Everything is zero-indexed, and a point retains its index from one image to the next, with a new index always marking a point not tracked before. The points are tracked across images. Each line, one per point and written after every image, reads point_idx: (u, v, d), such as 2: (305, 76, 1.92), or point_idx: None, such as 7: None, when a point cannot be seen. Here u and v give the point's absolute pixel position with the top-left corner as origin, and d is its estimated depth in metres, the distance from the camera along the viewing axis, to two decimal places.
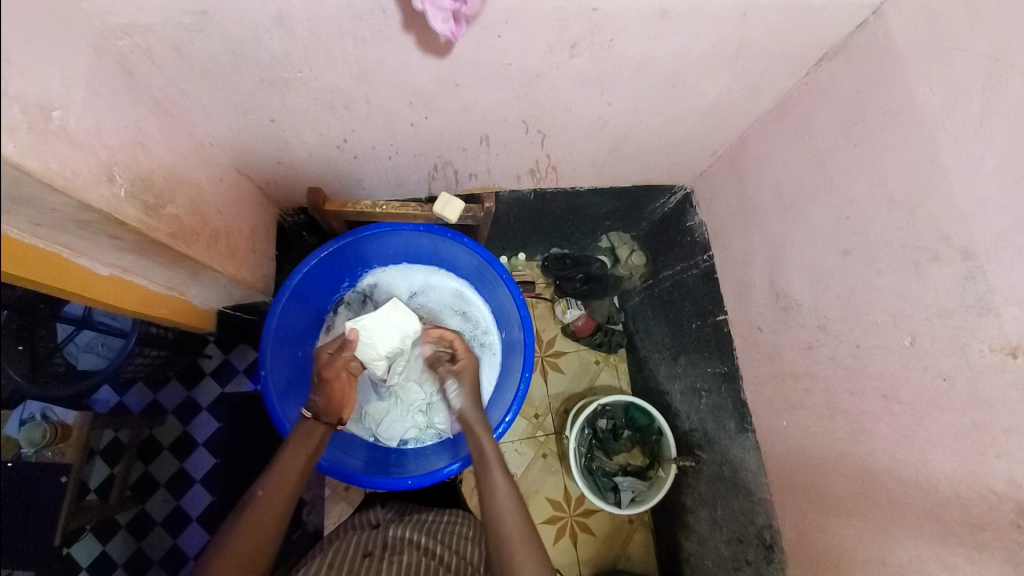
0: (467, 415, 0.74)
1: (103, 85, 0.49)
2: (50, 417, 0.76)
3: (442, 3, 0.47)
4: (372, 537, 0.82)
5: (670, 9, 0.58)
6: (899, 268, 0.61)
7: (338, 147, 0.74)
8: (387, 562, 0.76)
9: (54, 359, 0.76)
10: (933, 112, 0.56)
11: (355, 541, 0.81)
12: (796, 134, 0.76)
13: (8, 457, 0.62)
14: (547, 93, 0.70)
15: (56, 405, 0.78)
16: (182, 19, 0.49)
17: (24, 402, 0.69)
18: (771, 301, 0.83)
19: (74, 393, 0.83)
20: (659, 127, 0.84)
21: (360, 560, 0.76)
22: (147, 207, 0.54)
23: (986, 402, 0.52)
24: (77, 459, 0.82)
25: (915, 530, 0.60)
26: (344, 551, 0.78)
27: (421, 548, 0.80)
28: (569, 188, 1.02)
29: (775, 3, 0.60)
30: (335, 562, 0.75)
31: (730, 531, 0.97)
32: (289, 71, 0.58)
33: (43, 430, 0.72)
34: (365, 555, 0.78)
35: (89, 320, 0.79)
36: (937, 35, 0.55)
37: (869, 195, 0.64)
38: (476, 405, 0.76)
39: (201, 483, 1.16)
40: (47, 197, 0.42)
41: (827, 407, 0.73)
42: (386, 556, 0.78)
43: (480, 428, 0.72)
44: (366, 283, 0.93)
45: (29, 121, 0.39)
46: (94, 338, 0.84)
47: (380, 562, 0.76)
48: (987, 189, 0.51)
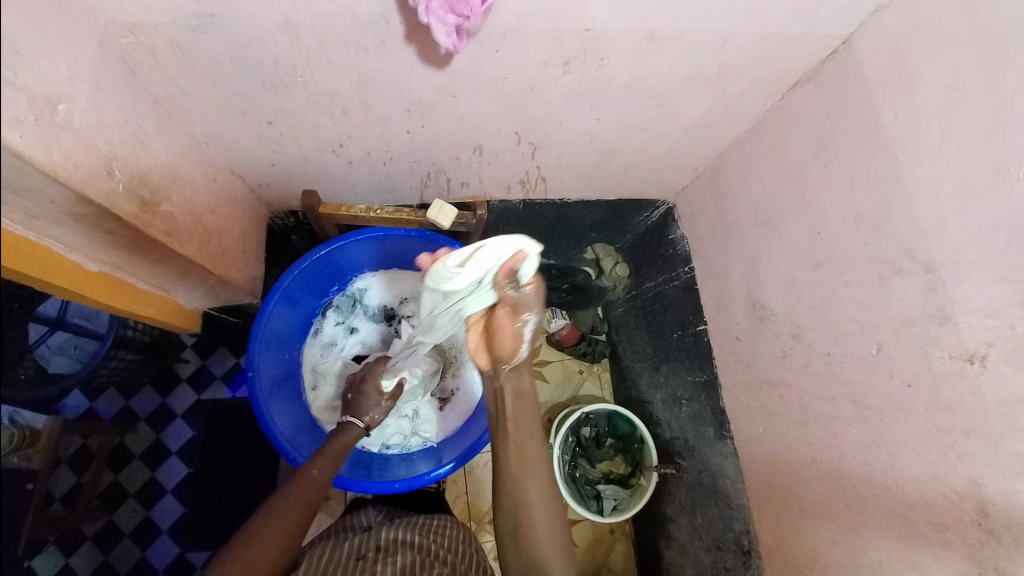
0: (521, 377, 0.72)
1: (106, 81, 0.49)
2: (17, 421, 0.68)
3: (446, 18, 0.49)
4: (364, 541, 0.81)
5: (658, 33, 0.61)
6: (866, 281, 0.65)
7: (333, 151, 0.75)
8: (382, 562, 0.75)
9: (23, 360, 0.70)
10: (897, 135, 0.60)
11: (346, 546, 0.79)
12: (772, 154, 0.81)
13: None
14: (540, 107, 0.73)
15: (23, 409, 0.71)
16: (189, 21, 0.50)
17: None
18: (748, 311, 0.87)
19: (47, 395, 0.78)
20: (645, 143, 0.87)
21: (354, 563, 0.75)
22: (143, 204, 0.54)
23: (948, 405, 0.56)
24: (43, 466, 0.76)
25: (884, 531, 0.63)
26: (336, 556, 0.76)
27: (416, 549, 0.79)
28: (556, 200, 1.05)
29: (753, 31, 0.64)
30: (327, 565, 0.73)
31: (709, 538, 0.99)
32: (291, 75, 0.60)
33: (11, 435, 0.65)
34: (358, 558, 0.76)
35: (63, 319, 0.77)
36: (900, 66, 0.60)
37: (838, 212, 0.69)
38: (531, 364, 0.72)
39: (172, 492, 1.15)
40: (46, 188, 0.42)
41: (801, 413, 0.77)
42: (381, 557, 0.76)
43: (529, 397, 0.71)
44: (355, 287, 0.94)
45: (35, 113, 0.39)
46: (67, 340, 0.81)
47: (375, 563, 0.75)
48: (946, 207, 0.55)
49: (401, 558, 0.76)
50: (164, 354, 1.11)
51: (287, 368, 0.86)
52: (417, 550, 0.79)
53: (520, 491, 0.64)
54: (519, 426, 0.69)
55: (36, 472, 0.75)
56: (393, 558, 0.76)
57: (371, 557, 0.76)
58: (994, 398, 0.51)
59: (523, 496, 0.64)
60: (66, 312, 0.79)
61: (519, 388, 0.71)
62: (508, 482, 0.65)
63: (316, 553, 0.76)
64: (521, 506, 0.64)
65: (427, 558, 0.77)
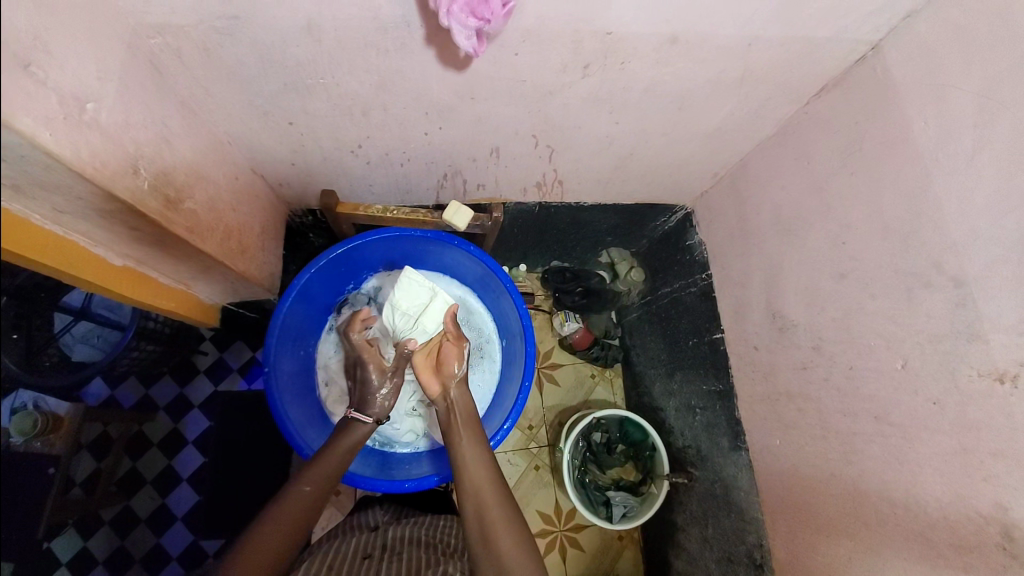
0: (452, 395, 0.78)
1: (134, 81, 0.50)
2: (42, 408, 0.71)
3: (467, 22, 0.49)
4: (371, 540, 0.81)
5: (680, 36, 0.60)
6: (892, 294, 0.63)
7: (352, 151, 0.76)
8: (388, 561, 0.75)
9: (49, 348, 0.72)
10: (928, 145, 0.58)
11: (353, 545, 0.80)
12: (796, 160, 0.79)
13: None
14: (559, 109, 0.72)
15: (49, 395, 0.74)
16: (214, 22, 0.51)
17: (15, 390, 0.63)
18: (767, 321, 0.85)
19: (71, 383, 0.81)
20: (665, 147, 0.86)
21: (360, 561, 0.75)
22: (167, 201, 0.55)
23: (977, 426, 0.54)
24: (66, 453, 0.79)
25: (904, 552, 0.62)
26: (343, 554, 0.77)
27: (423, 549, 0.79)
28: (573, 203, 1.04)
29: (779, 35, 0.62)
30: (335, 563, 0.74)
31: (721, 550, 0.98)
32: (312, 77, 0.60)
33: (33, 420, 0.68)
34: (365, 556, 0.77)
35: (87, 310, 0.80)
36: (934, 72, 0.58)
37: (865, 221, 0.67)
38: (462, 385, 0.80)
39: (186, 482, 1.18)
40: (75, 186, 0.43)
41: (820, 427, 0.75)
42: (387, 556, 0.76)
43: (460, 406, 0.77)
44: (370, 286, 0.93)
45: (65, 112, 0.40)
46: (90, 330, 0.84)
47: (381, 562, 0.75)
48: (980, 220, 0.53)
49: (408, 557, 0.76)
50: (184, 346, 1.14)
51: (302, 366, 0.87)
52: (424, 550, 0.78)
53: (478, 496, 0.66)
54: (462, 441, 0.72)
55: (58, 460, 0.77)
56: (399, 558, 0.76)
57: (377, 557, 0.77)
58: None
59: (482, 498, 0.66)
60: (90, 303, 0.81)
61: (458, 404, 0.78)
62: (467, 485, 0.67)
63: (324, 550, 0.77)
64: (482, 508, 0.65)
65: (433, 557, 0.77)
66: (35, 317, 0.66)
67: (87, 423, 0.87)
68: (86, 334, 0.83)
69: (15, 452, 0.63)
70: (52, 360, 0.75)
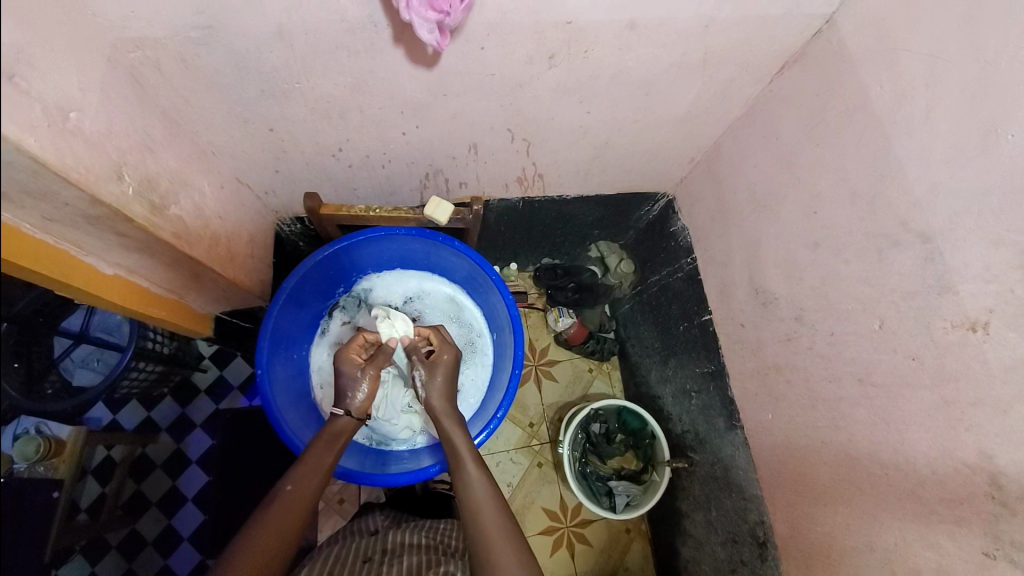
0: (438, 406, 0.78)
1: (115, 92, 0.53)
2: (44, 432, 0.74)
3: (427, 15, 0.52)
4: (371, 544, 0.82)
5: (638, 22, 0.63)
6: (864, 257, 0.64)
7: (333, 155, 0.78)
8: (387, 563, 0.76)
9: (49, 375, 0.75)
10: (886, 109, 0.60)
11: (354, 549, 0.80)
12: (765, 138, 0.81)
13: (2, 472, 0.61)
14: (530, 102, 0.74)
15: (50, 420, 0.77)
16: (189, 33, 0.53)
17: (19, 416, 0.66)
18: (751, 297, 0.86)
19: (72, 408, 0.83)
20: (638, 135, 0.88)
21: (360, 566, 0.76)
22: (153, 207, 0.57)
23: (955, 377, 0.55)
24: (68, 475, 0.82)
25: (898, 511, 0.62)
26: (344, 558, 0.77)
27: (424, 552, 0.79)
28: (556, 197, 1.06)
29: (733, 17, 0.65)
30: (336, 567, 0.75)
31: (726, 532, 0.98)
32: (288, 82, 0.63)
33: (37, 444, 0.72)
34: (365, 561, 0.77)
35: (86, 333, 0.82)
36: (885, 38, 0.60)
37: (833, 190, 0.68)
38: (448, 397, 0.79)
39: (192, 501, 1.18)
40: (62, 191, 0.46)
41: (808, 396, 0.75)
42: (387, 559, 0.77)
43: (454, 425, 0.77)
44: (360, 287, 0.96)
45: (49, 120, 0.43)
46: (90, 353, 0.86)
47: (381, 565, 0.75)
48: (938, 174, 0.55)
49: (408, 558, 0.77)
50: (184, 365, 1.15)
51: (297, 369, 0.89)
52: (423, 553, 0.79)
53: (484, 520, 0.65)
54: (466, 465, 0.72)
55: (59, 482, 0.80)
56: (398, 560, 0.76)
57: (376, 560, 0.77)
58: (999, 365, 0.50)
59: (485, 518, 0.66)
60: (89, 325, 0.83)
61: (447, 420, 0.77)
62: (469, 502, 0.68)
63: (324, 556, 0.78)
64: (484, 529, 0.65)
65: (433, 558, 0.77)
66: (34, 345, 0.70)
67: (90, 444, 0.91)
68: (85, 358, 0.85)
69: (19, 476, 0.66)
70: (53, 387, 0.78)
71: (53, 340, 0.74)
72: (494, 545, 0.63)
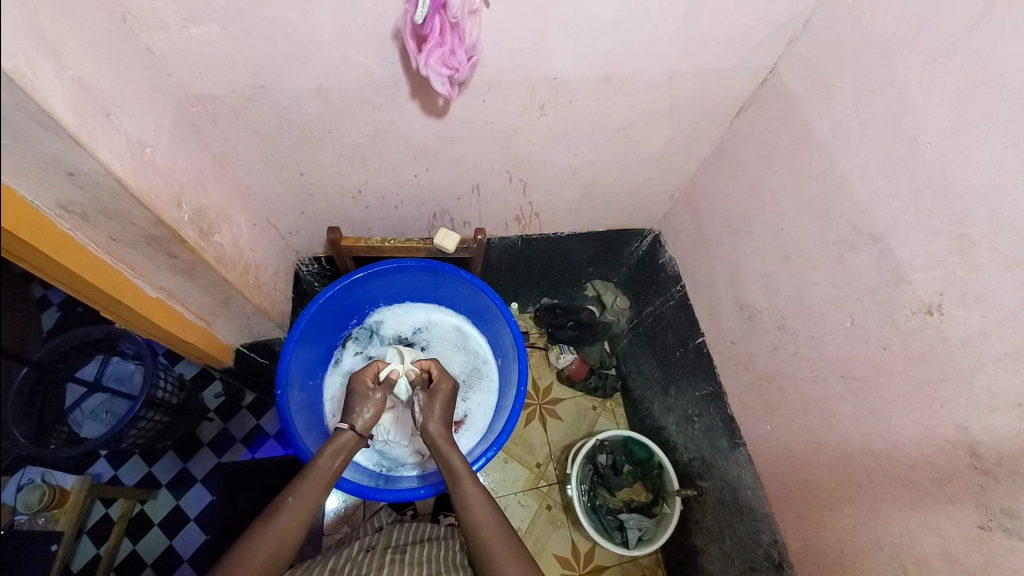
0: (431, 430, 0.78)
1: (179, 137, 0.63)
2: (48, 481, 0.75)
3: (441, 71, 0.63)
4: (373, 541, 0.86)
5: (612, 76, 0.75)
6: (829, 261, 0.72)
7: (353, 197, 0.89)
8: (389, 551, 0.81)
9: (57, 426, 0.74)
10: (828, 133, 0.71)
11: (357, 546, 0.85)
12: (732, 170, 0.92)
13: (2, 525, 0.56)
14: (525, 146, 0.86)
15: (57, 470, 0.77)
16: (245, 91, 0.65)
17: (24, 467, 0.65)
18: (738, 314, 0.92)
19: (67, 461, 0.79)
20: (621, 174, 0.99)
21: (361, 553, 0.82)
22: (201, 233, 0.65)
23: (922, 358, 0.60)
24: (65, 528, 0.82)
25: (897, 501, 0.64)
26: (347, 552, 0.82)
27: (425, 549, 0.81)
28: (551, 235, 1.15)
29: (692, 69, 0.78)
30: (336, 561, 0.79)
31: (743, 561, 0.95)
32: (320, 132, 0.74)
33: (39, 495, 0.71)
34: (366, 549, 0.83)
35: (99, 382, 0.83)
36: (818, 80, 0.72)
37: (794, 207, 0.77)
38: (441, 421, 0.80)
39: (188, 561, 1.10)
40: (132, 212, 0.54)
41: (800, 401, 0.79)
42: (387, 548, 0.82)
43: (444, 444, 0.77)
44: (372, 319, 1.02)
45: (131, 151, 0.52)
46: (100, 404, 0.85)
47: (382, 552, 0.81)
48: (878, 182, 0.64)
49: (405, 554, 0.80)
50: (192, 416, 1.16)
51: (312, 395, 0.93)
52: (422, 549, 0.81)
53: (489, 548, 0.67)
54: (471, 501, 0.71)
55: (60, 534, 0.80)
56: (396, 555, 0.80)
57: (376, 551, 0.81)
58: (957, 339, 0.56)
59: (487, 537, 0.68)
60: (102, 374, 0.85)
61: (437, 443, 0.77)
62: (471, 520, 0.69)
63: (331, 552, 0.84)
64: (487, 549, 0.67)
65: (430, 557, 0.79)
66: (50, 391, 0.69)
67: (90, 497, 0.91)
68: (95, 409, 0.85)
69: (20, 527, 0.66)
70: (59, 440, 0.75)
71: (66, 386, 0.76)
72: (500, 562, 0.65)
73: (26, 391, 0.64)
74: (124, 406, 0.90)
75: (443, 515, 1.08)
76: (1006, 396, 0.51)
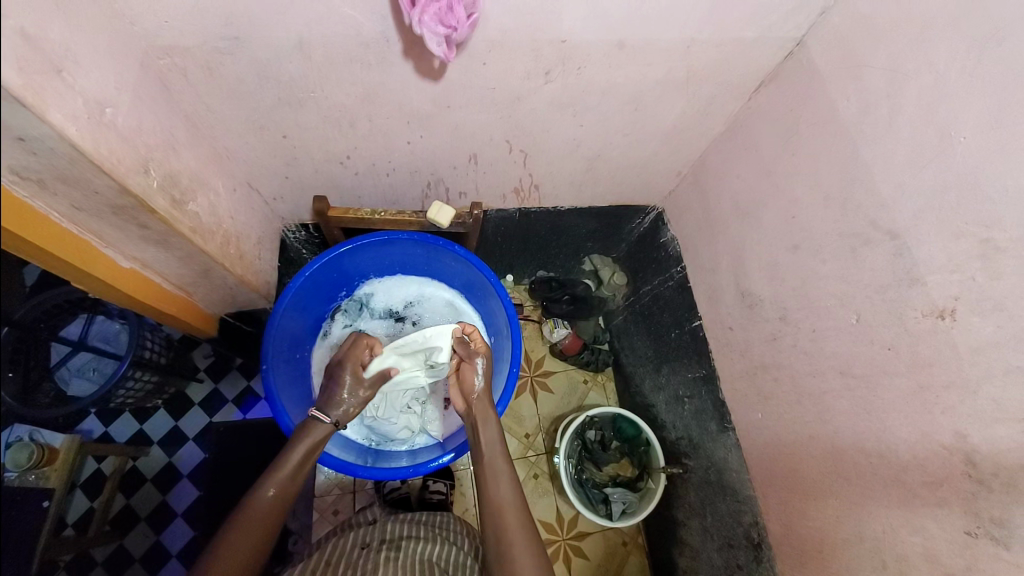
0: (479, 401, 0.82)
1: (145, 95, 0.57)
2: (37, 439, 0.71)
3: (437, 29, 0.56)
4: (368, 535, 0.85)
5: (626, 41, 0.69)
6: (840, 255, 0.69)
7: (341, 163, 0.83)
8: (385, 551, 0.80)
9: (44, 384, 0.72)
10: (853, 118, 0.66)
11: (353, 540, 0.84)
12: (746, 150, 0.87)
13: None
14: (527, 114, 0.80)
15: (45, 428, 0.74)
16: (218, 43, 0.58)
17: (12, 423, 0.63)
18: (738, 300, 0.90)
19: (63, 418, 0.78)
20: (628, 147, 0.94)
21: (358, 552, 0.80)
22: (174, 202, 0.60)
23: (927, 362, 0.58)
24: (58, 486, 0.78)
25: (884, 499, 0.64)
26: (343, 549, 0.81)
27: (420, 547, 0.81)
28: (551, 209, 1.11)
29: (712, 38, 0.71)
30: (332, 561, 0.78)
31: (722, 537, 0.98)
32: (304, 91, 0.67)
33: (29, 452, 0.68)
34: (362, 546, 0.82)
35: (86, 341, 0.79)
36: (848, 57, 0.67)
37: (809, 195, 0.74)
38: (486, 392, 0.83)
39: (182, 517, 1.14)
40: (93, 179, 0.49)
41: (794, 392, 0.78)
42: (384, 547, 0.81)
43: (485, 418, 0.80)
44: (362, 291, 0.99)
45: (88, 113, 0.47)
46: (88, 361, 0.83)
47: (379, 551, 0.80)
48: (902, 175, 0.60)
49: (399, 552, 0.79)
50: (182, 376, 1.14)
51: (299, 366, 0.91)
52: (418, 547, 0.81)
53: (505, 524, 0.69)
54: (499, 484, 0.74)
55: (51, 491, 0.76)
56: (391, 552, 0.80)
57: (372, 549, 0.81)
58: (966, 347, 0.54)
59: (507, 519, 0.70)
60: (87, 334, 0.81)
61: (482, 413, 0.80)
62: (492, 502, 0.72)
63: (326, 548, 0.83)
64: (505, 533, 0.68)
65: (426, 558, 0.80)
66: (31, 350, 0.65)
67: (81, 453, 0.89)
68: (82, 367, 0.82)
69: (10, 485, 0.62)
70: (49, 396, 0.74)
71: (51, 344, 0.71)
72: (516, 549, 0.67)
73: (10, 347, 0.60)
74: (111, 366, 0.88)
75: (431, 482, 1.13)
76: (1009, 409, 0.50)
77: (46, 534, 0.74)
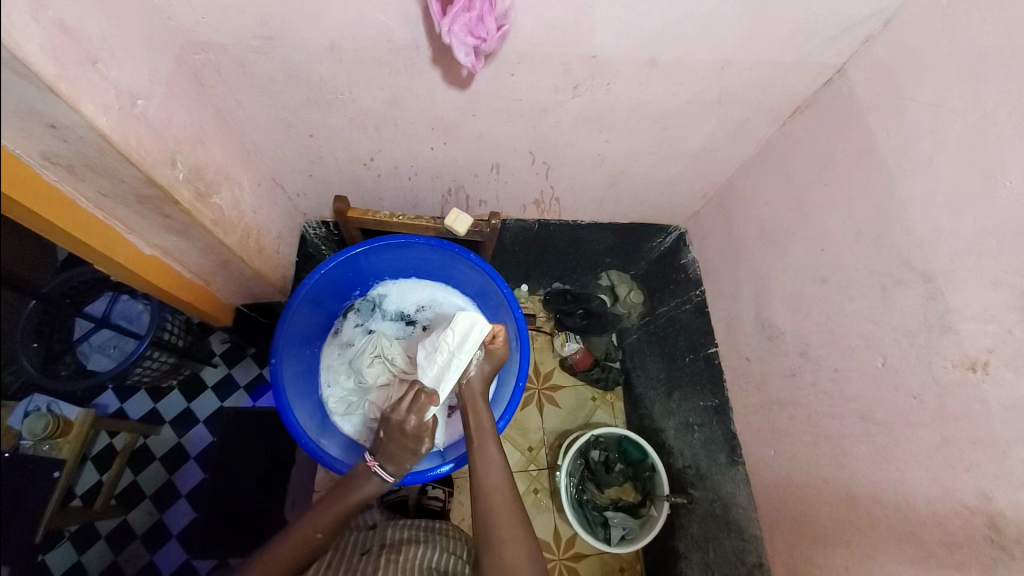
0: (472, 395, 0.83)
1: (178, 89, 0.58)
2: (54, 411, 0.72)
3: (465, 39, 0.56)
4: (368, 541, 0.84)
5: (658, 60, 0.68)
6: (869, 293, 0.66)
7: (365, 164, 0.84)
8: (384, 556, 0.79)
9: (64, 358, 0.73)
10: (892, 152, 0.63)
11: (353, 544, 0.83)
12: (776, 177, 0.84)
13: (7, 447, 0.54)
14: (553, 127, 0.79)
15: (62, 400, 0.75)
16: (251, 42, 0.59)
17: (31, 393, 0.64)
18: (757, 331, 0.87)
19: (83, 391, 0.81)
20: (653, 166, 0.92)
21: (359, 557, 0.79)
22: (197, 194, 0.61)
23: (954, 415, 0.55)
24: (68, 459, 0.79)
25: (898, 555, 0.60)
26: (343, 552, 0.80)
27: (419, 552, 0.80)
28: (571, 222, 1.10)
29: (749, 60, 0.69)
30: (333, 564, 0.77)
31: (723, 575, 0.94)
32: (332, 93, 0.68)
33: (44, 423, 0.68)
34: (363, 552, 0.81)
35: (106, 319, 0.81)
36: (891, 88, 0.64)
37: (840, 227, 0.71)
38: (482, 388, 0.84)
39: (186, 498, 1.14)
40: (120, 169, 0.50)
41: (811, 432, 0.75)
42: (385, 552, 0.80)
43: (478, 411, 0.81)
44: (376, 292, 0.99)
45: (120, 104, 0.48)
46: (109, 339, 0.84)
47: (379, 557, 0.79)
48: (941, 217, 0.57)
49: (400, 556, 0.78)
50: (199, 360, 1.16)
51: (309, 362, 0.91)
52: (418, 553, 0.80)
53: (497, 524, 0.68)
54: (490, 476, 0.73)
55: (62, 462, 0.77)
56: (391, 556, 0.79)
57: (372, 555, 0.79)
58: (998, 404, 0.50)
59: (499, 518, 0.68)
60: (110, 312, 0.82)
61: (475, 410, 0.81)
62: (484, 499, 0.71)
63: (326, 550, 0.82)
64: (497, 535, 0.67)
65: (427, 564, 0.78)
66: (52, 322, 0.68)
67: (94, 429, 0.90)
68: (102, 343, 0.83)
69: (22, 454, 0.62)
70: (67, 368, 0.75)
71: (73, 321, 0.75)
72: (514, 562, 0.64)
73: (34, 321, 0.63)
74: (130, 344, 0.88)
75: (430, 488, 1.12)
76: None
77: (52, 506, 0.74)
